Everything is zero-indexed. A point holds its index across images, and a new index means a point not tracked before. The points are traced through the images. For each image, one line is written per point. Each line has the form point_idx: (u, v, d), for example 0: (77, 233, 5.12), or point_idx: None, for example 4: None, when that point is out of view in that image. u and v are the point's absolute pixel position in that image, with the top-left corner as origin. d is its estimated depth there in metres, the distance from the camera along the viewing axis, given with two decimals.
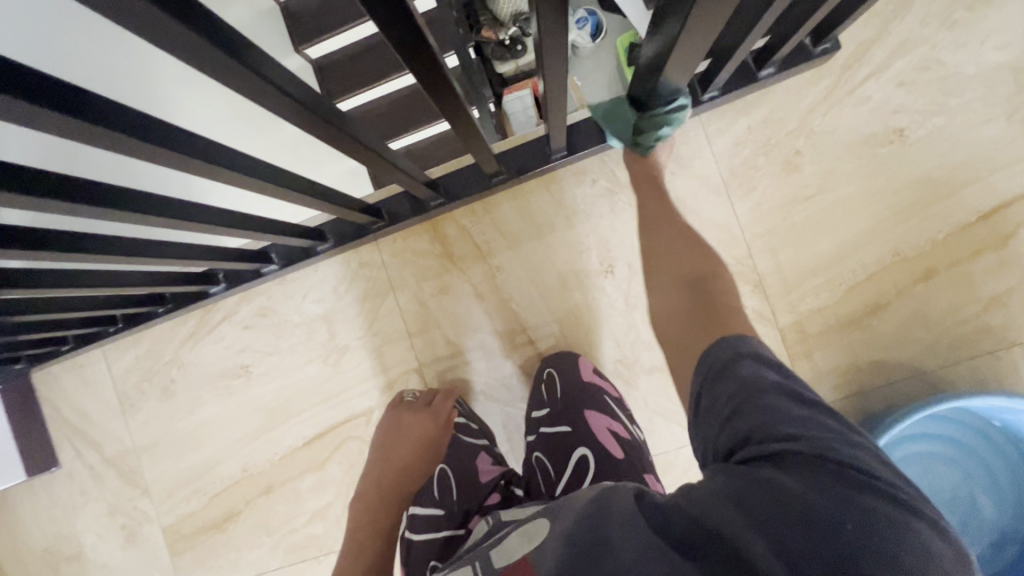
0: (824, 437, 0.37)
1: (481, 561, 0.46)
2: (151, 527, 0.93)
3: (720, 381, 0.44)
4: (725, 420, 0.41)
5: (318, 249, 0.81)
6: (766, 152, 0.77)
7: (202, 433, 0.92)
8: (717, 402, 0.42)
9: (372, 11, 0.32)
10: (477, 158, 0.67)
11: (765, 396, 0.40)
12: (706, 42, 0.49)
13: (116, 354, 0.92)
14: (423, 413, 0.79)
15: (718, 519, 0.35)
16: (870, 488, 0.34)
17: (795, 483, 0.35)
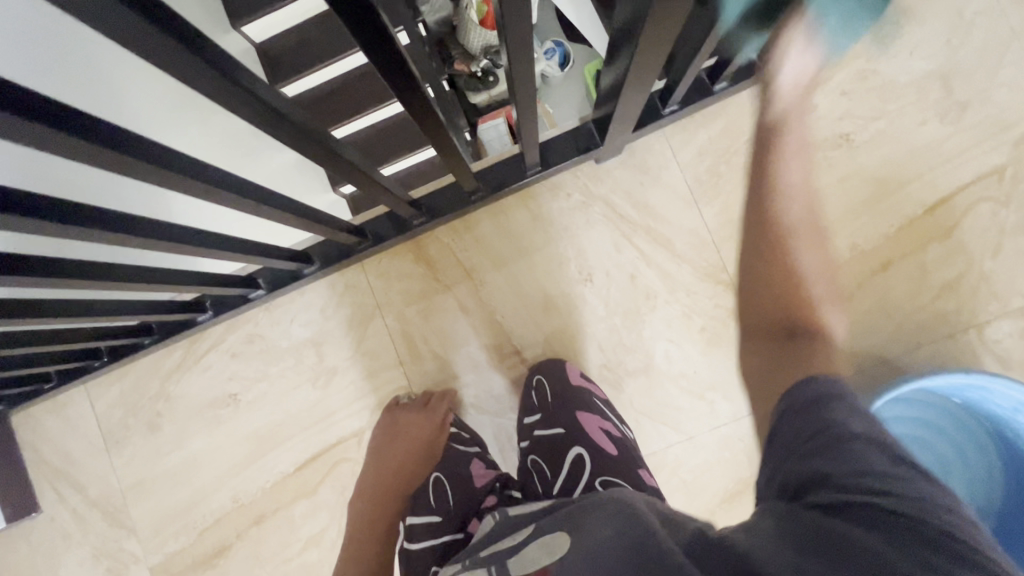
0: (913, 492, 0.32)
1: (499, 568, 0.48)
2: (138, 568, 0.90)
3: (801, 416, 0.39)
4: (798, 456, 0.37)
5: (305, 272, 0.83)
6: (726, 160, 0.83)
7: (190, 467, 0.91)
8: (792, 438, 0.38)
9: (362, 46, 0.36)
10: (459, 178, 0.71)
11: (850, 443, 0.35)
12: (661, 56, 0.53)
13: (100, 391, 0.91)
14: (420, 413, 0.83)
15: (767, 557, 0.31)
16: (956, 556, 0.29)
17: (866, 531, 0.30)
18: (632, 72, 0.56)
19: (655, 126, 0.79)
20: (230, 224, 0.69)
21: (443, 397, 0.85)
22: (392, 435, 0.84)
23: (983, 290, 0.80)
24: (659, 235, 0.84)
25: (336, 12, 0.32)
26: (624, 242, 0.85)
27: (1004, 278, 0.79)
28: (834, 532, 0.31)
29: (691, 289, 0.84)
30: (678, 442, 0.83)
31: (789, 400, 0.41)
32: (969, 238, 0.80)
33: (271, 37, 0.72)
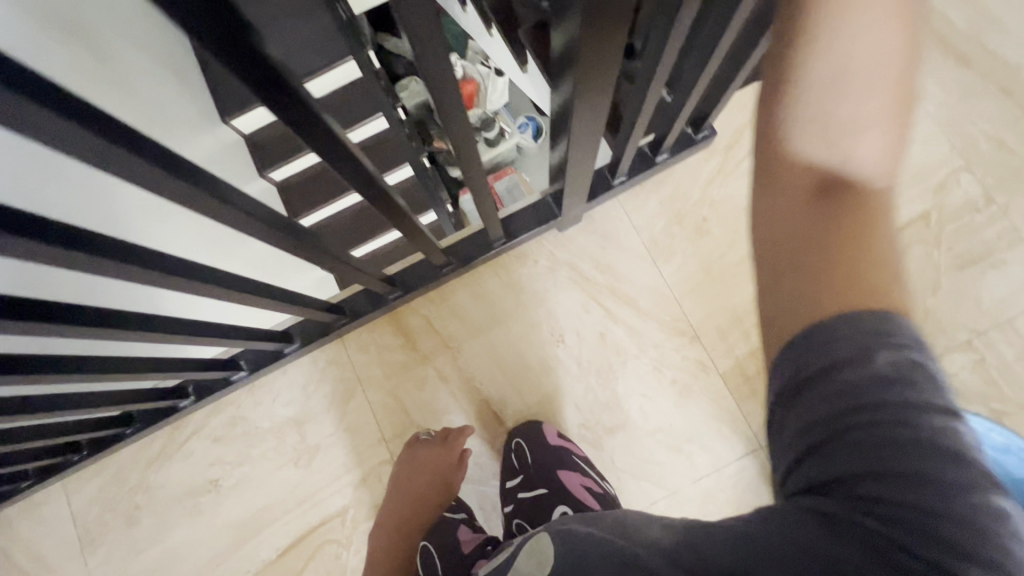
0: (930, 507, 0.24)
1: None
2: None
3: (796, 381, 0.28)
4: (788, 445, 0.28)
5: (287, 351, 0.86)
6: (678, 221, 0.90)
7: (170, 560, 0.88)
8: (787, 422, 0.28)
9: (330, 158, 0.42)
10: (428, 254, 0.76)
11: (860, 434, 0.26)
12: (597, 133, 0.61)
13: (78, 487, 0.90)
14: (443, 449, 0.82)
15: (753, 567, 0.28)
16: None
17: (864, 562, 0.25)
18: (574, 153, 0.64)
19: (606, 195, 0.87)
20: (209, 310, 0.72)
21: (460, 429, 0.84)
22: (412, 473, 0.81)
23: (931, 325, 0.84)
24: (624, 293, 0.89)
25: (301, 136, 0.38)
26: (591, 302, 0.90)
27: (949, 313, 0.84)
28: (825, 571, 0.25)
29: (659, 342, 0.88)
30: (663, 497, 0.83)
31: (799, 355, 0.28)
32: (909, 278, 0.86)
33: (256, 128, 0.81)
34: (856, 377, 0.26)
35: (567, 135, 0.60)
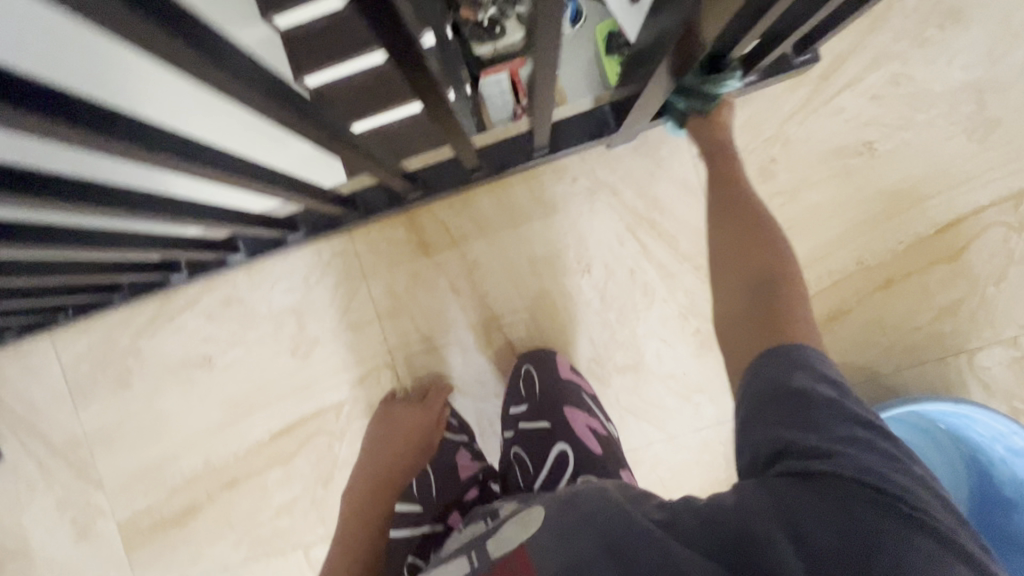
0: (870, 460, 0.35)
1: (479, 552, 0.51)
2: (104, 522, 0.89)
3: (762, 381, 0.43)
4: (763, 427, 0.40)
5: (289, 239, 0.79)
6: (742, 157, 0.79)
7: (162, 425, 0.88)
8: (759, 411, 0.41)
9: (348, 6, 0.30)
10: (458, 151, 0.65)
11: (813, 409, 0.39)
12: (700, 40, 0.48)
13: (66, 342, 0.87)
14: (421, 410, 0.78)
15: (751, 526, 0.36)
16: (912, 522, 0.33)
17: (830, 503, 0.34)
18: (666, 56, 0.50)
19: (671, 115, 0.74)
20: (189, 190, 0.60)
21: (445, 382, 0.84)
22: (389, 440, 0.77)
23: (981, 316, 0.78)
24: (664, 230, 0.81)
25: None
26: (626, 234, 0.82)
27: (1006, 306, 0.78)
28: (800, 513, 0.34)
29: (690, 289, 0.81)
30: (660, 441, 0.83)
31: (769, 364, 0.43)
32: (976, 262, 0.78)
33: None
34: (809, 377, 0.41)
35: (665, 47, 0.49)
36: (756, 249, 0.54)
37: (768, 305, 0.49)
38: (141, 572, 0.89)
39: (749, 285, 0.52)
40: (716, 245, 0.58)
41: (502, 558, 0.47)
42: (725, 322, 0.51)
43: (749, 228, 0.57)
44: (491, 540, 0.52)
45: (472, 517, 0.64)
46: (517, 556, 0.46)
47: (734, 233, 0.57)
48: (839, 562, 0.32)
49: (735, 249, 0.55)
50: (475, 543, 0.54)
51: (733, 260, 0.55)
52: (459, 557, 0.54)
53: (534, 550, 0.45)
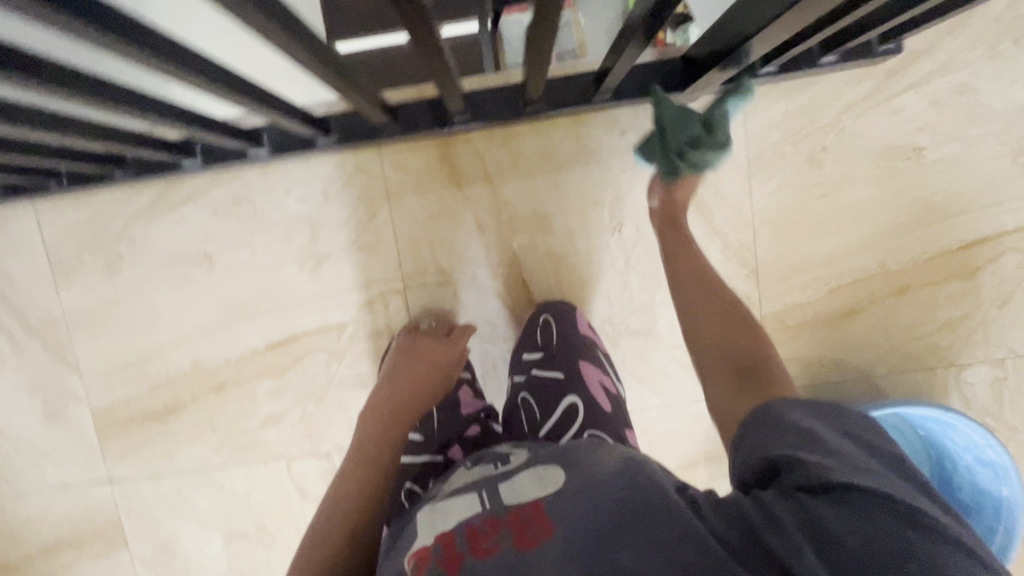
0: (890, 480, 0.37)
1: (489, 493, 0.50)
2: (78, 407, 0.85)
3: (765, 416, 0.45)
4: (775, 447, 0.42)
5: (318, 143, 0.71)
6: (795, 141, 0.78)
7: (151, 318, 0.84)
8: (772, 434, 0.43)
9: None
10: (529, 78, 0.59)
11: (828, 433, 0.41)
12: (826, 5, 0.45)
13: (51, 215, 0.80)
14: (445, 344, 0.75)
15: (773, 533, 0.37)
16: (932, 532, 0.34)
17: (857, 514, 0.35)
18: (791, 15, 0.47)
19: (744, 81, 0.71)
20: None
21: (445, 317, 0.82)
22: (405, 374, 0.71)
23: (978, 334, 0.82)
24: (703, 201, 0.80)
25: None
26: None
27: (1002, 329, 0.81)
28: (825, 523, 0.36)
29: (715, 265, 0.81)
30: (656, 407, 0.85)
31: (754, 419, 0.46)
32: (988, 283, 0.80)
33: None
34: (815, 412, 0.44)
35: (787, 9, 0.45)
36: (727, 317, 0.59)
37: (752, 366, 0.53)
38: (114, 462, 0.87)
39: (728, 357, 0.55)
40: (690, 310, 0.61)
41: (518, 505, 0.47)
42: (714, 402, 0.52)
43: (708, 284, 0.62)
44: (506, 484, 0.51)
45: (474, 456, 0.63)
46: (531, 508, 0.46)
47: (701, 295, 0.61)
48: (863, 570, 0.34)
49: (710, 324, 0.58)
50: (484, 483, 0.53)
51: (711, 333, 0.58)
52: (468, 494, 0.52)
53: (552, 512, 0.45)
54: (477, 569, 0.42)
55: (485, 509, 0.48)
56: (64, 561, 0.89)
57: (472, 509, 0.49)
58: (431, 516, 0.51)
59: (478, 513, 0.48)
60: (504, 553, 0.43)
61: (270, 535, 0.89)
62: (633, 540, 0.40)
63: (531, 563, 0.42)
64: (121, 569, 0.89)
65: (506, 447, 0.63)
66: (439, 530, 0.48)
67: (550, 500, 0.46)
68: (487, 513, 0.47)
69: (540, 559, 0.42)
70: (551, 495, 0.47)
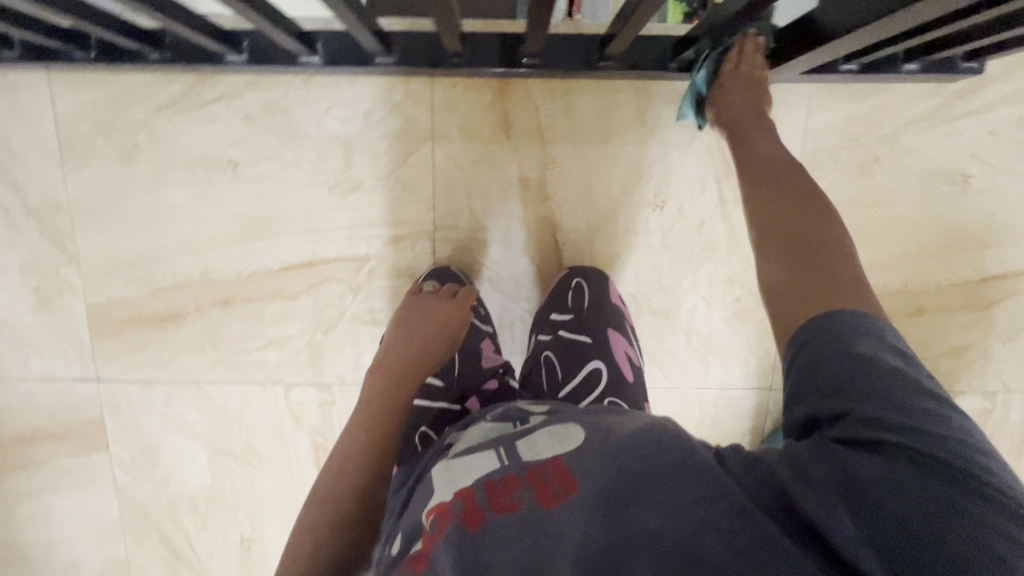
0: (941, 435, 0.34)
1: (507, 450, 0.46)
2: (72, 300, 0.81)
3: (806, 351, 0.42)
4: (821, 392, 0.39)
5: (376, 61, 0.66)
6: (849, 148, 0.78)
7: (162, 218, 0.79)
8: (813, 376, 0.40)
9: None
10: (621, 31, 0.57)
11: (876, 377, 0.38)
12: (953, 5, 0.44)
13: (68, 90, 0.74)
14: (451, 304, 0.71)
15: (803, 486, 0.35)
16: (984, 498, 0.31)
17: (894, 470, 0.33)
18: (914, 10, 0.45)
19: (822, 76, 0.69)
20: None
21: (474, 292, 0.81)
22: (408, 331, 0.68)
23: (978, 365, 0.84)
24: None
25: None
26: (711, 183, 0.79)
27: (1002, 363, 0.84)
28: (861, 478, 0.34)
29: (748, 258, 0.81)
30: (663, 388, 0.86)
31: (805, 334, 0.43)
32: (1000, 318, 0.83)
33: None
34: (877, 348, 0.40)
35: (914, 3, 0.44)
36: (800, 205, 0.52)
37: (821, 261, 0.47)
38: (103, 361, 0.83)
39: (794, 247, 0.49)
40: (755, 201, 0.54)
41: (538, 462, 0.43)
42: (773, 288, 0.48)
43: (783, 187, 0.53)
44: (523, 441, 0.47)
45: (487, 412, 0.61)
46: (552, 466, 0.42)
47: (771, 188, 0.53)
48: (901, 531, 0.31)
49: (779, 212, 0.51)
50: (502, 439, 0.48)
51: (778, 217, 0.51)
52: (484, 450, 0.48)
53: (577, 471, 0.41)
54: (500, 531, 0.39)
55: (502, 469, 0.44)
56: (39, 453, 0.86)
57: (489, 466, 0.45)
58: (446, 472, 0.47)
59: (497, 470, 0.44)
60: (526, 511, 0.39)
61: (257, 457, 0.87)
62: (653, 485, 0.38)
63: (556, 518, 0.38)
64: (98, 469, 0.87)
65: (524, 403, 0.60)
66: (455, 487, 0.44)
67: (573, 458, 0.42)
68: (506, 470, 0.43)
69: (571, 516, 0.38)
70: (572, 454, 0.43)
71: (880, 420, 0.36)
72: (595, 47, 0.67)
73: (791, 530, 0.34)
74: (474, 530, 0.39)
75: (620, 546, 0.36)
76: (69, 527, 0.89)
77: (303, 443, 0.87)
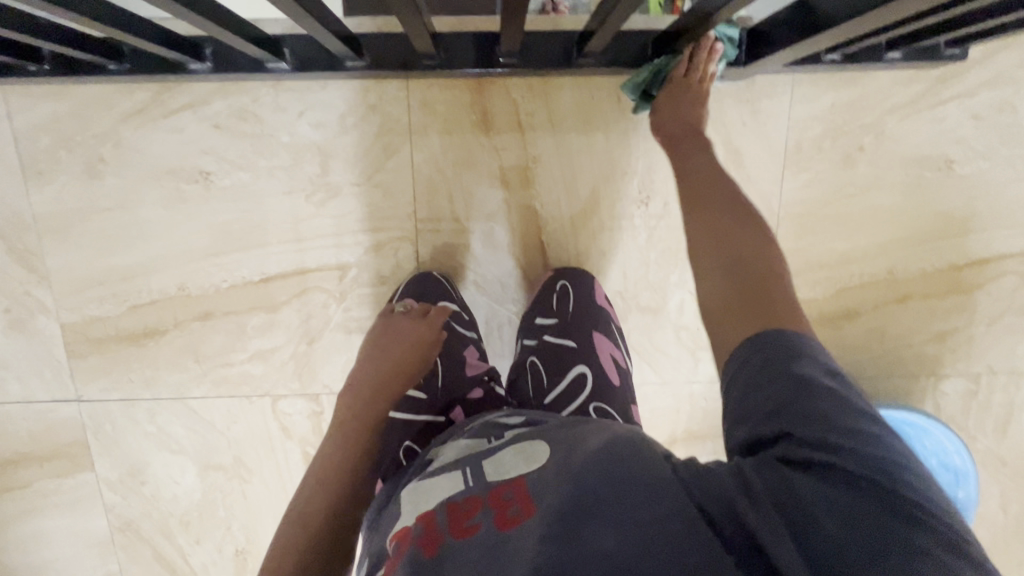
0: (879, 456, 0.35)
1: (474, 470, 0.48)
2: (45, 320, 0.79)
3: (744, 368, 0.41)
4: (761, 411, 0.39)
5: (348, 65, 0.63)
6: (834, 137, 0.77)
7: (133, 233, 0.77)
8: (753, 395, 0.39)
9: None
10: (600, 28, 0.56)
11: (814, 397, 0.38)
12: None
13: (26, 103, 0.71)
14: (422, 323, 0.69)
15: (749, 509, 0.35)
16: (915, 522, 0.32)
17: (834, 493, 0.34)
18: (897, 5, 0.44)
19: (805, 66, 0.68)
20: None
21: (461, 299, 0.79)
22: (375, 355, 0.66)
23: (963, 348, 0.85)
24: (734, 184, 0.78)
25: None
26: None
27: (987, 346, 0.85)
28: (803, 503, 0.34)
29: None
30: (653, 384, 0.85)
31: (749, 356, 0.42)
32: (984, 302, 0.83)
33: None
34: (814, 363, 0.40)
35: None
36: (733, 216, 0.51)
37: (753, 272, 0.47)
38: (82, 381, 0.81)
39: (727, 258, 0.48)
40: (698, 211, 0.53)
41: (501, 484, 0.45)
42: (714, 300, 0.47)
43: (719, 202, 0.53)
44: (489, 461, 0.49)
45: (467, 425, 0.61)
46: (513, 487, 0.44)
47: (710, 201, 0.53)
48: (838, 557, 0.32)
49: (715, 224, 0.51)
50: (468, 459, 0.51)
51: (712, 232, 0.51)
52: (452, 470, 0.50)
53: (536, 493, 0.42)
54: (457, 552, 0.40)
55: (467, 489, 0.46)
56: (22, 476, 0.84)
57: (455, 488, 0.47)
58: (414, 494, 0.50)
59: (461, 491, 0.46)
60: (483, 533, 0.41)
61: (247, 470, 0.87)
62: (603, 510, 0.38)
63: (513, 544, 0.39)
64: (85, 490, 0.86)
65: (500, 416, 0.61)
66: (421, 509, 0.46)
67: (533, 479, 0.44)
68: (468, 492, 0.45)
69: (524, 539, 0.38)
70: (535, 473, 0.45)
71: (820, 441, 0.36)
72: (573, 43, 0.65)
73: (736, 552, 0.34)
74: (430, 555, 0.41)
75: (569, 564, 0.36)
76: (59, 549, 0.87)
77: (293, 454, 0.86)
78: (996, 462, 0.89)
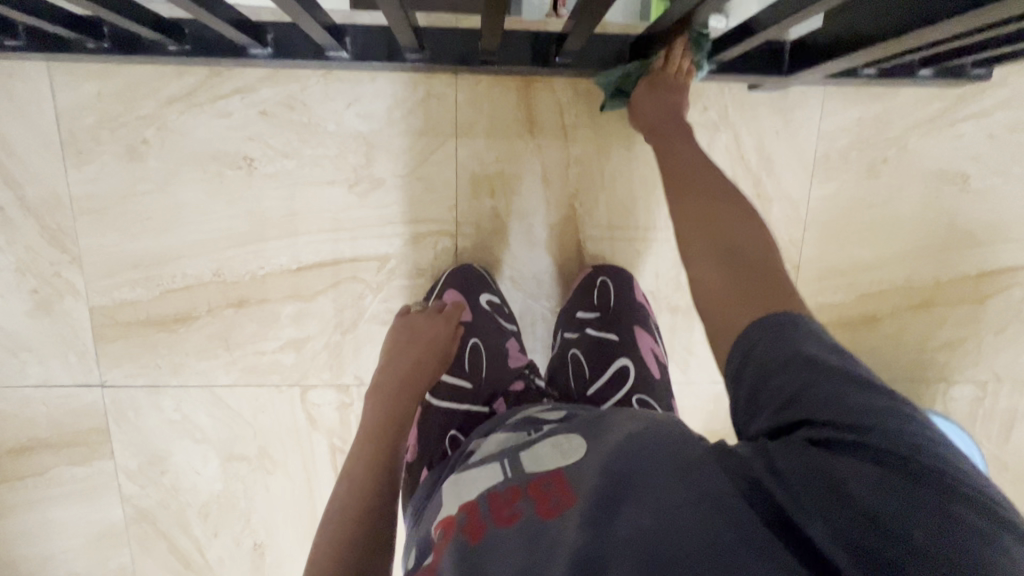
0: (903, 429, 0.34)
1: (512, 459, 0.48)
2: (73, 301, 0.77)
3: (754, 358, 0.42)
4: (776, 399, 0.39)
5: (407, 57, 0.64)
6: (860, 149, 0.81)
7: (171, 216, 0.76)
8: (766, 382, 0.40)
9: None
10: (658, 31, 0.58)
11: (830, 377, 0.37)
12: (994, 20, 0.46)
13: (71, 82, 0.71)
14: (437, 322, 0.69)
15: (780, 488, 0.36)
16: (952, 493, 0.32)
17: (865, 469, 0.34)
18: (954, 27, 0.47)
19: (841, 79, 0.71)
20: None
21: (501, 293, 0.80)
22: (395, 359, 0.66)
23: (973, 355, 0.89)
24: (764, 190, 0.82)
25: None
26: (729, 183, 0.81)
27: (993, 355, 0.89)
28: (834, 479, 0.34)
29: None
30: (679, 382, 0.87)
31: (755, 350, 0.42)
32: (994, 311, 0.87)
33: None
34: (825, 346, 0.40)
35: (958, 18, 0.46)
36: (730, 210, 0.53)
37: (743, 254, 0.50)
38: (108, 365, 0.80)
39: (718, 246, 0.51)
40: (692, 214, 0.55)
41: (539, 475, 0.45)
42: (714, 294, 0.48)
43: (724, 194, 0.55)
44: (527, 451, 0.49)
45: (507, 416, 0.61)
46: (552, 478, 0.44)
47: (712, 189, 0.55)
48: (876, 533, 0.32)
49: (708, 221, 0.53)
50: (506, 451, 0.51)
51: (701, 223, 0.53)
52: (490, 461, 0.50)
53: (576, 484, 0.42)
54: (500, 539, 0.40)
55: (507, 479, 0.46)
56: (37, 462, 0.82)
57: (493, 477, 0.47)
58: (455, 484, 0.50)
59: (500, 481, 0.46)
60: (525, 521, 0.41)
61: (272, 462, 0.85)
62: (635, 503, 0.39)
63: (553, 532, 0.40)
64: (102, 478, 0.83)
65: (541, 410, 0.60)
66: (462, 499, 0.46)
67: (572, 471, 0.44)
68: (508, 482, 0.46)
69: (562, 527, 0.39)
70: (574, 466, 0.44)
71: (839, 420, 0.36)
72: (627, 48, 0.68)
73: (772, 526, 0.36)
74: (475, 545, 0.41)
75: (603, 553, 0.37)
76: (70, 539, 0.85)
77: (320, 446, 0.85)
78: (1000, 467, 0.92)
